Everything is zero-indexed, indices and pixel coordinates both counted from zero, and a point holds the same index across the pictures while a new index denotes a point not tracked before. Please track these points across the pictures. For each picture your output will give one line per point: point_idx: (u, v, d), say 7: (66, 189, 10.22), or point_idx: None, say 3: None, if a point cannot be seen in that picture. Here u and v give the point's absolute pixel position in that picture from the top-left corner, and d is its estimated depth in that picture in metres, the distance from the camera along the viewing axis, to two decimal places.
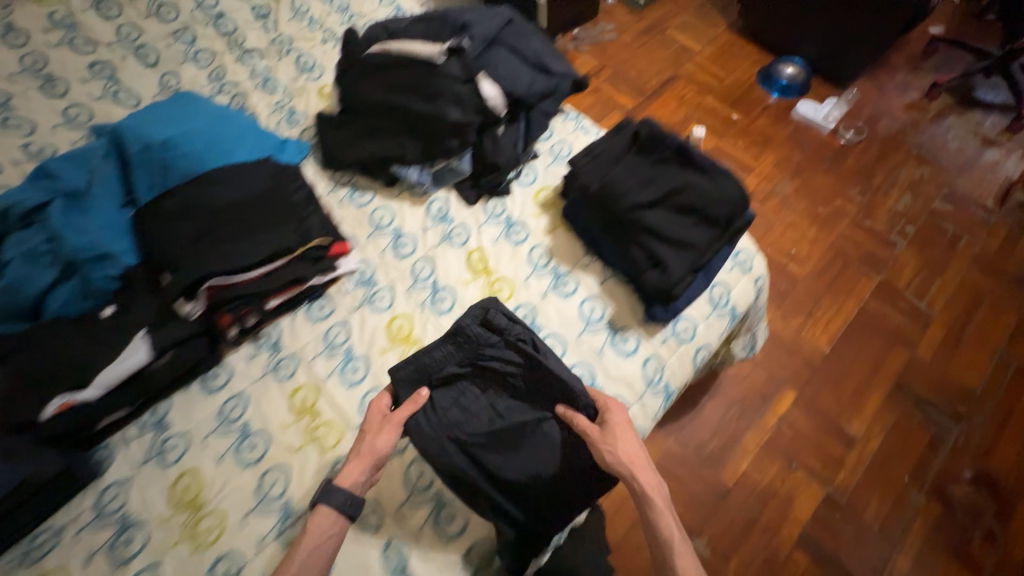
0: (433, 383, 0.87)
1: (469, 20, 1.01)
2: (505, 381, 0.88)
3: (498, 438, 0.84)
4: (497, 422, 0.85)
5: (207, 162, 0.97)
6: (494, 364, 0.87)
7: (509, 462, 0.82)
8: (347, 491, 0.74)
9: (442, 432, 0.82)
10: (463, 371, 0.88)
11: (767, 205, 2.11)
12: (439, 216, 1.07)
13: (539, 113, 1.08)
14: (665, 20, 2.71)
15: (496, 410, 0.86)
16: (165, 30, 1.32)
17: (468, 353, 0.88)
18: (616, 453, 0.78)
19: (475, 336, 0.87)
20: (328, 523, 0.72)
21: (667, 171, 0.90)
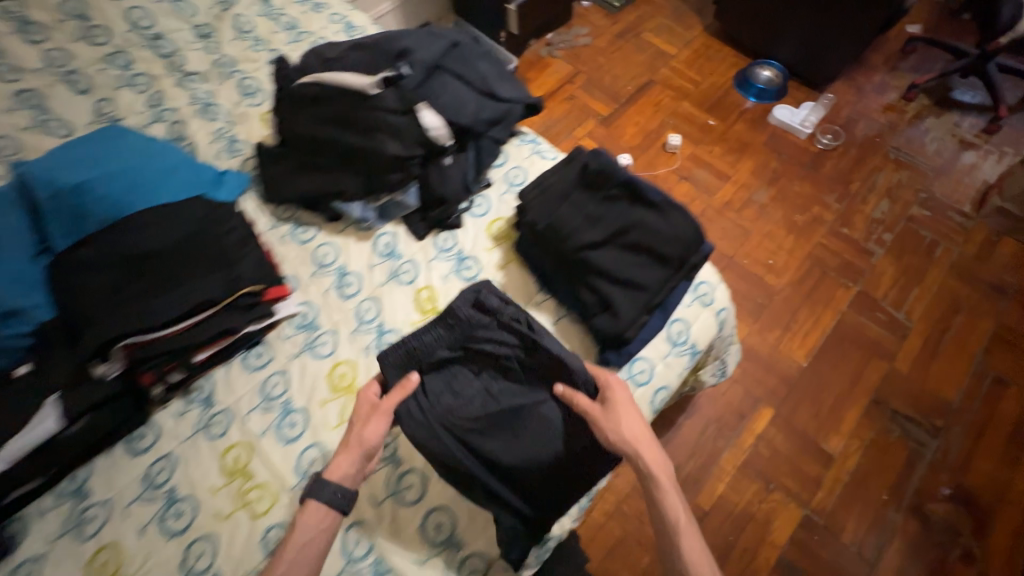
0: (424, 368, 0.84)
1: (409, 45, 0.95)
2: (499, 364, 0.85)
3: (494, 422, 0.81)
4: (493, 403, 0.83)
5: (129, 203, 0.90)
6: (487, 346, 0.85)
7: (507, 446, 0.80)
8: (336, 485, 0.75)
9: (438, 418, 0.80)
10: (454, 355, 0.86)
11: (743, 216, 2.06)
12: (386, 252, 1.02)
13: (488, 141, 1.02)
14: (641, 23, 2.64)
15: (491, 393, 0.84)
16: (98, 53, 1.24)
17: (459, 336, 0.86)
18: (620, 431, 0.77)
19: (467, 319, 0.86)
20: (322, 514, 0.73)
21: (616, 209, 0.87)
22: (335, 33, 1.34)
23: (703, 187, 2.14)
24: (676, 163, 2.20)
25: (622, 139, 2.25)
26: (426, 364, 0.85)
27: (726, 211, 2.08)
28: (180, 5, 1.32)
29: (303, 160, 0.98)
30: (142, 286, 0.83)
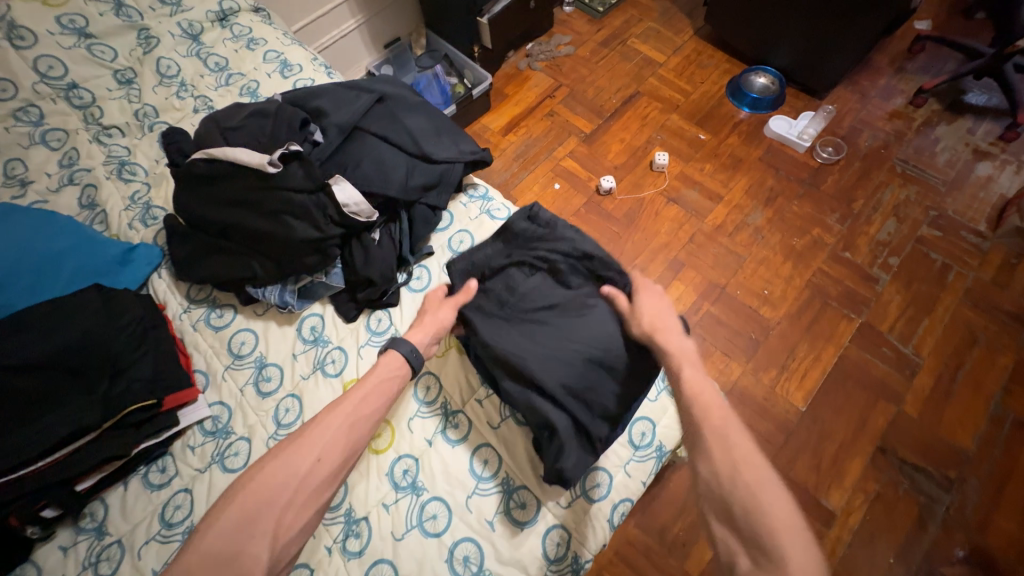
0: (484, 276, 0.85)
1: (324, 107, 0.84)
2: (556, 270, 0.83)
3: (555, 315, 0.79)
4: (552, 299, 0.81)
5: (11, 303, 0.82)
6: (546, 253, 0.84)
7: (567, 338, 0.77)
8: (411, 346, 0.76)
9: (497, 313, 0.80)
10: (512, 261, 0.84)
11: (736, 240, 1.87)
12: (311, 338, 0.90)
13: (422, 207, 0.89)
14: (626, 28, 2.45)
15: (547, 294, 0.82)
16: (2, 109, 1.11)
17: (517, 247, 0.86)
18: (642, 309, 0.79)
19: (523, 232, 0.86)
20: (395, 363, 0.75)
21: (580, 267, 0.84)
22: (268, 74, 1.21)
23: (693, 209, 1.95)
24: (663, 184, 2.01)
25: (606, 158, 2.08)
26: (480, 273, 0.86)
27: (718, 234, 1.89)
28: (95, 48, 1.19)
29: (210, 238, 0.87)
30: (9, 410, 0.72)
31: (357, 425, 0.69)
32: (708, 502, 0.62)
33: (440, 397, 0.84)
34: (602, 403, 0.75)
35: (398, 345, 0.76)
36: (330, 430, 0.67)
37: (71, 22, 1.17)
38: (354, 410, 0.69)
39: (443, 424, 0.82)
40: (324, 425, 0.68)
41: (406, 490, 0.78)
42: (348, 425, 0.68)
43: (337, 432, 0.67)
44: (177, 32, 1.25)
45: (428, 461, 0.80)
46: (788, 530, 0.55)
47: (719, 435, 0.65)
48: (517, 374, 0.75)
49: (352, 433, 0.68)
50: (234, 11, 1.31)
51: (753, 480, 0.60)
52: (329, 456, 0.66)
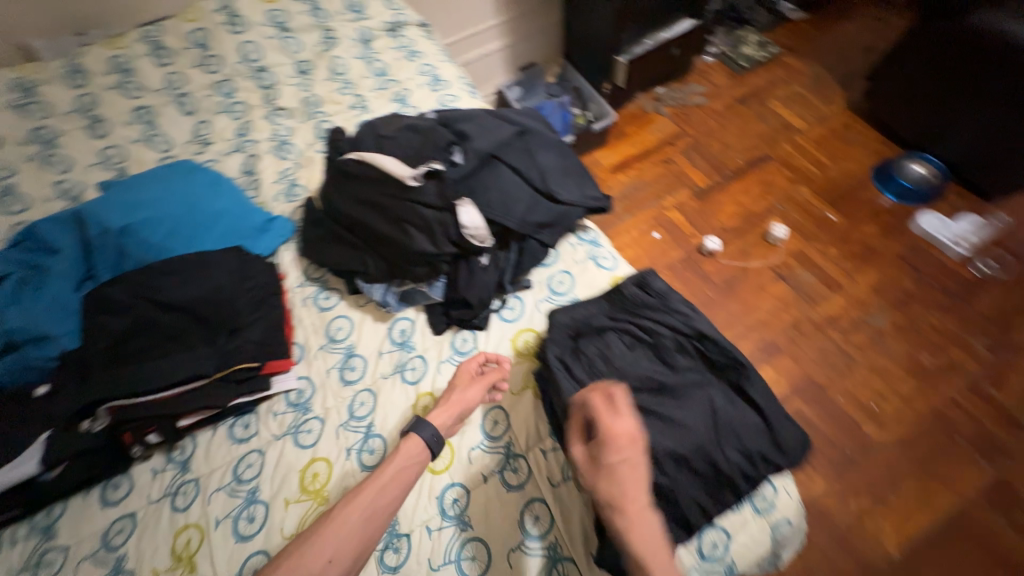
0: (580, 334, 0.80)
1: (468, 130, 0.87)
2: (661, 348, 0.78)
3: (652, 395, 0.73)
4: (654, 377, 0.74)
5: (167, 248, 0.93)
6: (652, 325, 0.79)
7: (662, 428, 0.69)
8: (433, 430, 0.77)
9: (586, 379, 0.75)
10: (614, 324, 0.80)
11: (851, 340, 1.63)
12: (399, 340, 0.93)
13: (533, 242, 0.89)
14: (769, 88, 2.31)
15: (646, 370, 0.75)
16: (207, 80, 1.33)
17: (622, 311, 0.82)
18: (608, 480, 0.61)
19: (631, 297, 0.83)
20: (416, 449, 0.76)
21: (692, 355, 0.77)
22: (420, 85, 1.31)
23: (804, 293, 1.75)
24: (775, 257, 1.83)
25: (716, 218, 1.95)
26: (576, 329, 0.81)
27: (829, 326, 1.67)
28: (288, 40, 1.37)
29: (340, 229, 0.94)
30: (150, 339, 0.83)
31: (373, 519, 0.69)
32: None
33: (506, 436, 0.82)
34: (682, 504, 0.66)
35: (421, 429, 0.77)
36: (345, 530, 0.67)
37: (276, 17, 1.37)
38: (370, 503, 0.70)
39: (502, 464, 0.80)
40: (339, 522, 0.68)
41: (452, 519, 0.76)
42: (364, 518, 0.69)
43: (353, 530, 0.68)
44: (354, 37, 1.40)
45: (480, 498, 0.78)
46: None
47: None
48: None
49: (368, 527, 0.69)
50: (404, 24, 1.44)
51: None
52: (341, 557, 0.66)
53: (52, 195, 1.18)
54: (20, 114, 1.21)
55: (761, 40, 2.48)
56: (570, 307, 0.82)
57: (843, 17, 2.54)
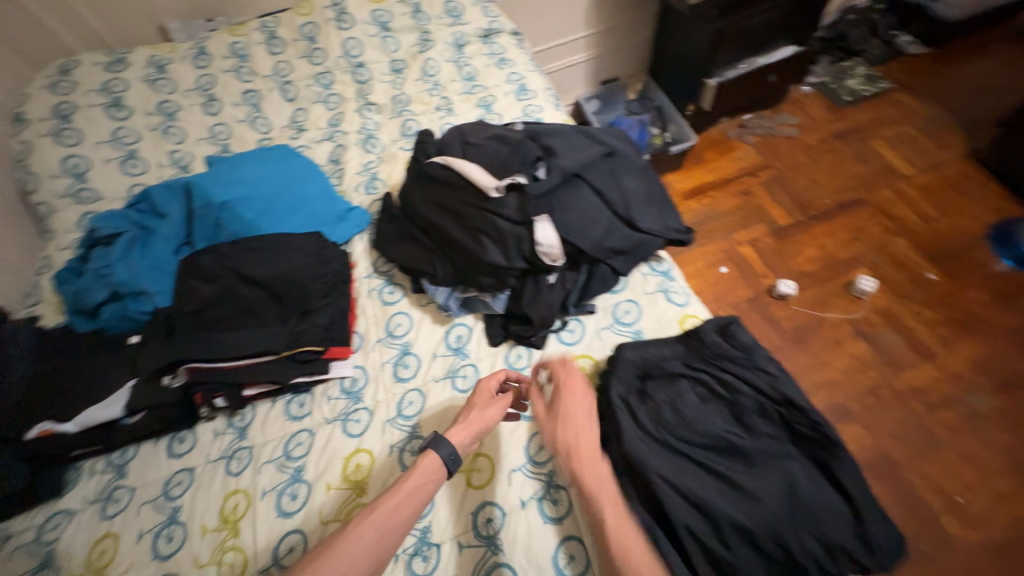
0: (650, 374, 0.74)
1: (554, 147, 0.86)
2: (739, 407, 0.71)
3: (719, 457, 0.67)
4: (725, 437, 0.68)
5: (256, 226, 1.00)
6: (732, 380, 0.72)
7: (729, 497, 0.63)
8: (452, 448, 0.73)
9: (651, 426, 0.69)
10: (689, 371, 0.74)
11: (939, 417, 1.43)
12: (454, 346, 0.93)
13: (604, 268, 0.86)
14: (873, 127, 2.12)
15: (719, 428, 0.69)
16: (311, 71, 1.42)
17: (700, 358, 0.76)
18: (564, 423, 0.69)
19: (712, 345, 0.76)
20: (433, 467, 0.71)
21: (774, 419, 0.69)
22: (505, 93, 1.31)
23: (888, 356, 1.55)
24: (857, 311, 1.65)
25: (794, 259, 1.80)
26: (643, 368, 0.75)
27: (914, 398, 1.47)
28: (387, 39, 1.43)
29: (415, 229, 0.96)
30: (230, 310, 0.89)
31: (386, 539, 0.65)
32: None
33: (549, 463, 0.80)
34: None
35: (439, 446, 0.72)
36: (359, 547, 0.63)
37: (380, 16, 1.43)
38: (384, 521, 0.65)
39: (542, 493, 0.78)
40: (353, 538, 0.63)
41: (485, 539, 0.75)
42: (377, 535, 0.64)
43: (365, 550, 0.63)
44: (449, 41, 1.44)
45: (515, 525, 0.75)
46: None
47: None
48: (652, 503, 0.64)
49: (380, 546, 0.64)
50: (498, 32, 1.46)
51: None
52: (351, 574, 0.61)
53: (165, 162, 1.30)
54: (148, 86, 1.34)
55: (869, 73, 2.28)
56: (642, 344, 0.77)
57: (972, 57, 2.28)
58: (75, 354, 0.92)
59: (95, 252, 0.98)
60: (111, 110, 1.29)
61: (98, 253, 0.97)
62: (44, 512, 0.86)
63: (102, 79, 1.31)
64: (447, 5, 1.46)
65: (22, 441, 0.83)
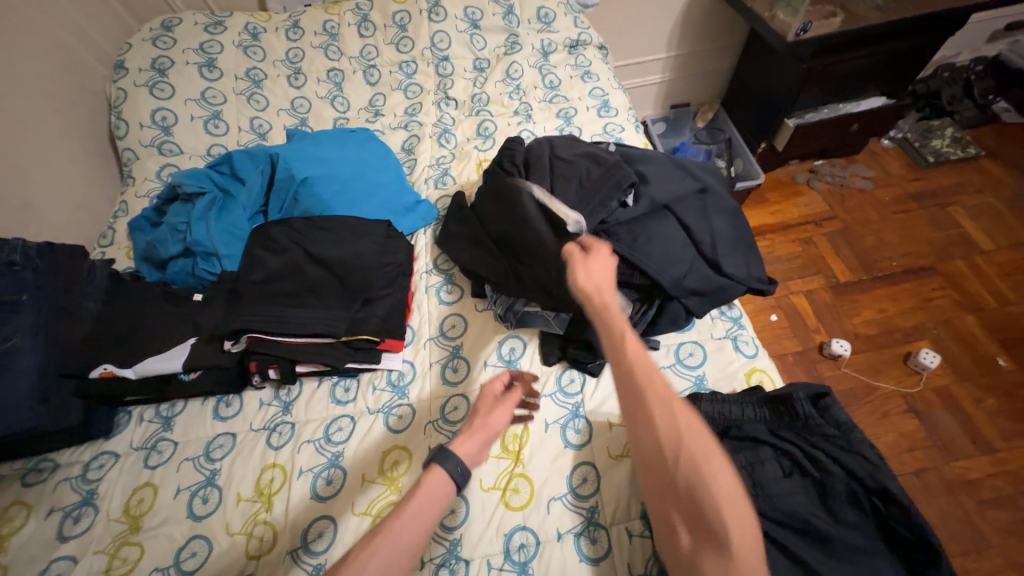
0: (725, 433, 0.64)
1: (647, 174, 0.84)
2: (835, 490, 0.57)
3: (798, 540, 0.54)
4: (811, 521, 0.54)
5: (329, 206, 1.00)
6: (827, 458, 0.59)
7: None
8: (460, 464, 0.65)
9: None
10: (774, 439, 0.62)
11: (989, 516, 1.29)
12: (505, 357, 0.91)
13: (677, 306, 0.82)
14: (953, 193, 1.99)
15: (806, 512, 0.55)
16: (396, 58, 1.42)
17: (786, 426, 0.63)
18: (586, 275, 0.66)
19: (804, 415, 0.63)
20: (440, 482, 0.63)
21: (874, 511, 0.55)
22: (587, 107, 1.29)
23: (940, 440, 1.43)
24: (913, 385, 1.54)
25: (850, 319, 1.69)
26: (721, 425, 0.64)
27: (963, 490, 1.34)
28: (475, 37, 1.42)
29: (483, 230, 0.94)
30: (293, 286, 0.89)
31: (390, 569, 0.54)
32: (645, 477, 0.51)
33: (593, 499, 0.77)
34: None
35: (444, 459, 0.64)
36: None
37: (472, 13, 1.42)
38: (386, 549, 0.55)
39: (583, 529, 0.75)
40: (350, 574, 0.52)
41: (516, 566, 0.72)
42: (382, 563, 0.54)
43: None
44: (536, 47, 1.42)
45: (551, 557, 0.73)
46: (742, 519, 0.44)
47: (668, 407, 0.50)
48: None
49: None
50: (585, 44, 1.44)
51: (698, 452, 0.47)
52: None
53: (244, 128, 1.34)
54: (240, 52, 1.37)
55: (958, 135, 2.14)
56: (712, 397, 0.67)
57: None
58: (139, 301, 0.94)
59: (174, 207, 1.01)
60: (204, 70, 1.33)
61: (177, 208, 1.00)
62: (90, 450, 0.89)
63: (200, 40, 1.35)
64: (540, 10, 1.44)
65: (85, 379, 0.86)
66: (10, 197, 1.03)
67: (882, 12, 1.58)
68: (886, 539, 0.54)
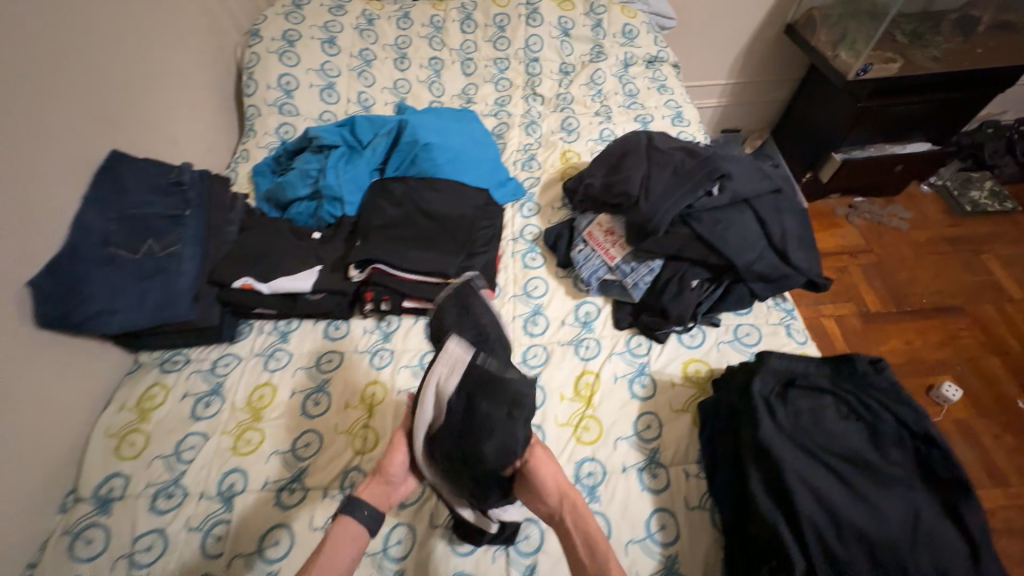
0: (793, 385, 0.74)
1: (733, 171, 0.96)
2: (881, 430, 0.68)
3: (848, 469, 0.66)
4: (859, 453, 0.66)
5: (438, 170, 1.15)
6: (878, 407, 0.70)
7: (857, 510, 0.62)
8: (367, 510, 0.67)
9: (786, 427, 0.70)
10: (832, 390, 0.73)
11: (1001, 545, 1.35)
12: (582, 319, 1.04)
13: (744, 288, 0.95)
14: (987, 242, 2.08)
15: (853, 445, 0.67)
16: (492, 54, 1.58)
17: (844, 382, 0.75)
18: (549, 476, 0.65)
19: (862, 375, 0.74)
20: (347, 540, 0.64)
21: (915, 452, 0.66)
22: (663, 116, 1.43)
23: None
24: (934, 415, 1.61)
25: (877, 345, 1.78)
26: (786, 378, 0.76)
27: None
28: (564, 44, 1.57)
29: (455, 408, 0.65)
30: (406, 232, 1.03)
31: None
32: None
33: (654, 443, 0.88)
34: None
35: (354, 511, 0.66)
36: None
37: (564, 23, 1.58)
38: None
39: (644, 465, 0.85)
40: None
41: (584, 489, 0.83)
42: None
43: None
44: (620, 58, 1.57)
45: (616, 485, 0.84)
46: None
47: None
48: (777, 492, 0.66)
49: None
50: (662, 61, 1.59)
51: None
52: None
53: (353, 99, 1.50)
54: (357, 33, 1.55)
55: (998, 189, 2.23)
56: (780, 357, 0.78)
57: None
58: (270, 231, 1.09)
59: (305, 156, 1.16)
60: (325, 46, 1.50)
61: (308, 158, 1.16)
62: (216, 352, 1.02)
63: (324, 19, 1.53)
64: (625, 26, 1.60)
65: (226, 288, 1.00)
66: (164, 131, 1.20)
67: (938, 63, 1.69)
68: (925, 478, 0.65)
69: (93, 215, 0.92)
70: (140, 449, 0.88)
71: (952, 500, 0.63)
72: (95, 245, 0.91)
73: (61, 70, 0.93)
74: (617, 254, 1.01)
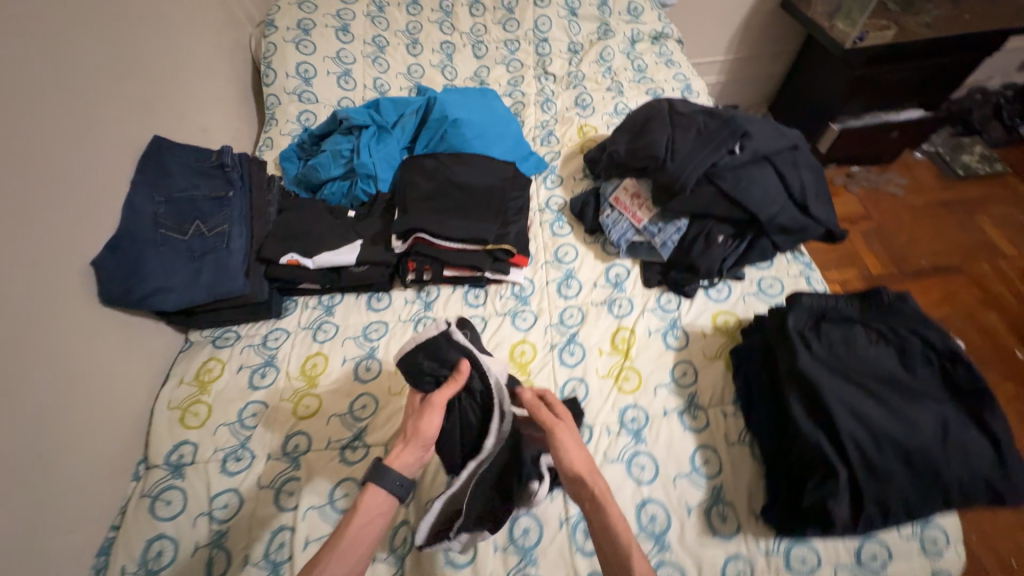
0: (826, 320, 0.81)
1: (751, 131, 1.02)
2: (910, 352, 0.74)
3: (881, 387, 0.72)
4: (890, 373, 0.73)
5: (466, 146, 1.20)
6: (906, 331, 0.76)
7: (891, 421, 0.69)
8: (399, 478, 0.69)
9: (822, 356, 0.76)
10: (862, 322, 0.79)
11: None
12: (613, 280, 1.09)
13: (766, 242, 1.01)
14: (979, 203, 2.17)
15: (884, 367, 0.74)
16: (502, 36, 1.62)
17: (872, 313, 0.81)
18: (571, 457, 0.69)
19: (890, 305, 0.80)
20: (377, 501, 0.67)
21: (941, 368, 0.73)
22: (673, 89, 1.48)
23: None
24: None
25: None
26: (818, 314, 0.82)
27: None
28: (572, 23, 1.62)
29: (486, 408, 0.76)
30: (442, 203, 1.07)
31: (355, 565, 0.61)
32: None
33: (692, 388, 0.93)
34: (892, 488, 0.66)
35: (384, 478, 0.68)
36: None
37: (571, 3, 1.62)
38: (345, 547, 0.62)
39: (684, 408, 0.91)
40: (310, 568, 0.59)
41: (630, 432, 0.89)
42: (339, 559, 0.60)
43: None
44: (626, 35, 1.62)
45: (659, 427, 0.89)
46: None
47: None
48: (817, 412, 0.72)
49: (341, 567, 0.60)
50: (668, 37, 1.64)
51: None
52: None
53: (369, 85, 1.53)
54: (369, 20, 1.57)
55: (987, 152, 2.31)
56: (810, 297, 0.84)
57: None
58: (307, 210, 1.12)
59: (335, 138, 1.20)
60: (340, 34, 1.53)
61: (338, 139, 1.19)
62: (265, 327, 1.06)
63: (337, 8, 1.56)
64: (630, 4, 1.64)
65: (272, 265, 1.04)
66: (195, 120, 1.23)
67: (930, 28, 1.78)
68: (951, 391, 0.72)
69: (143, 198, 0.96)
70: (204, 418, 0.92)
71: (977, 407, 0.69)
72: (149, 226, 0.95)
73: (107, 62, 0.97)
74: (643, 216, 1.07)
